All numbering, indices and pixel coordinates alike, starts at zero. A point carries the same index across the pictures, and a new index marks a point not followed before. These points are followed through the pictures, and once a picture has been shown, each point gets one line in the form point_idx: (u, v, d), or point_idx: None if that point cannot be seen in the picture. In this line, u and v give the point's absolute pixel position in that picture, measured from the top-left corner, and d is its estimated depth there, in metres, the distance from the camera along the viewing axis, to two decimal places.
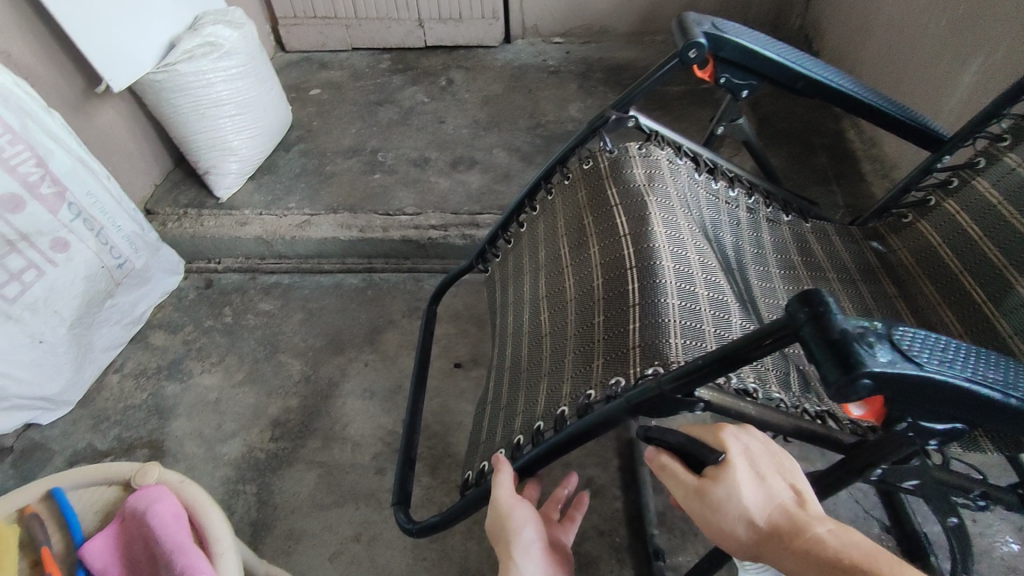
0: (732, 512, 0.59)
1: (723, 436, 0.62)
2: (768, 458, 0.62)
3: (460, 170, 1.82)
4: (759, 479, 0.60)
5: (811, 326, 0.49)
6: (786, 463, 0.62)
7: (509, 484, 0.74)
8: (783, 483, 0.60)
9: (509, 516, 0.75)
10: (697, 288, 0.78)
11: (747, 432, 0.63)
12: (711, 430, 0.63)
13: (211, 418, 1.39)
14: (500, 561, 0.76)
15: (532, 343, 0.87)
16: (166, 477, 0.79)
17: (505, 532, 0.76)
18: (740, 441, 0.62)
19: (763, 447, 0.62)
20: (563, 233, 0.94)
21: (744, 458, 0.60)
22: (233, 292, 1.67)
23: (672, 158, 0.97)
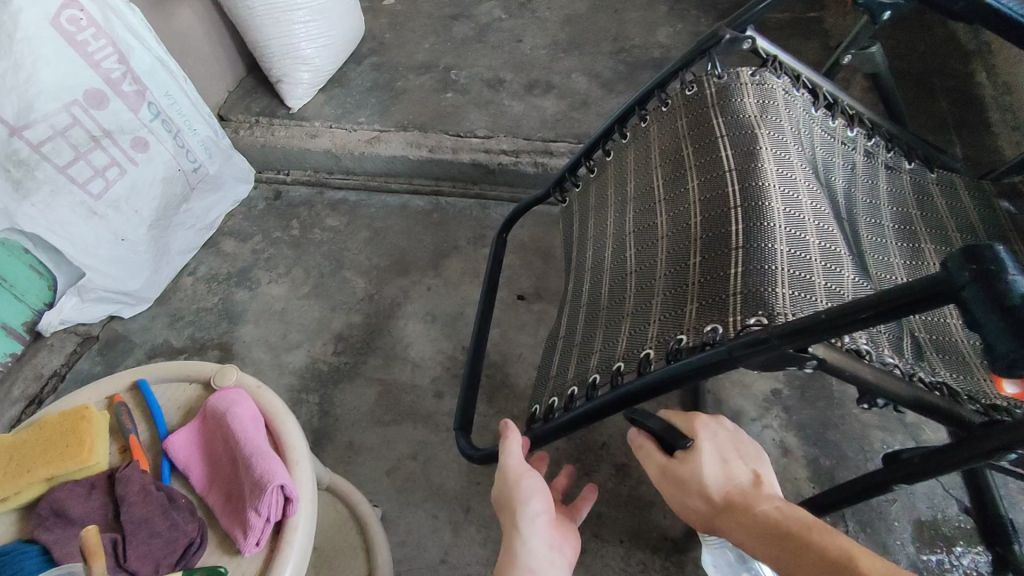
0: (694, 489, 0.67)
1: (695, 423, 0.70)
2: (733, 444, 0.70)
3: (536, 94, 1.72)
4: (722, 462, 0.68)
5: (978, 288, 0.44)
6: (749, 450, 0.71)
7: (516, 447, 0.77)
8: (744, 466, 0.69)
9: (515, 480, 0.74)
10: (808, 235, 0.70)
11: (717, 422, 0.71)
12: (686, 417, 0.72)
13: (278, 327, 1.43)
14: (503, 531, 0.72)
15: (614, 281, 0.82)
16: (244, 382, 0.77)
17: (511, 501, 0.73)
18: (708, 427, 0.70)
19: (728, 434, 0.71)
20: (657, 164, 0.87)
21: (710, 442, 0.69)
22: (301, 206, 1.68)
23: (788, 88, 0.86)
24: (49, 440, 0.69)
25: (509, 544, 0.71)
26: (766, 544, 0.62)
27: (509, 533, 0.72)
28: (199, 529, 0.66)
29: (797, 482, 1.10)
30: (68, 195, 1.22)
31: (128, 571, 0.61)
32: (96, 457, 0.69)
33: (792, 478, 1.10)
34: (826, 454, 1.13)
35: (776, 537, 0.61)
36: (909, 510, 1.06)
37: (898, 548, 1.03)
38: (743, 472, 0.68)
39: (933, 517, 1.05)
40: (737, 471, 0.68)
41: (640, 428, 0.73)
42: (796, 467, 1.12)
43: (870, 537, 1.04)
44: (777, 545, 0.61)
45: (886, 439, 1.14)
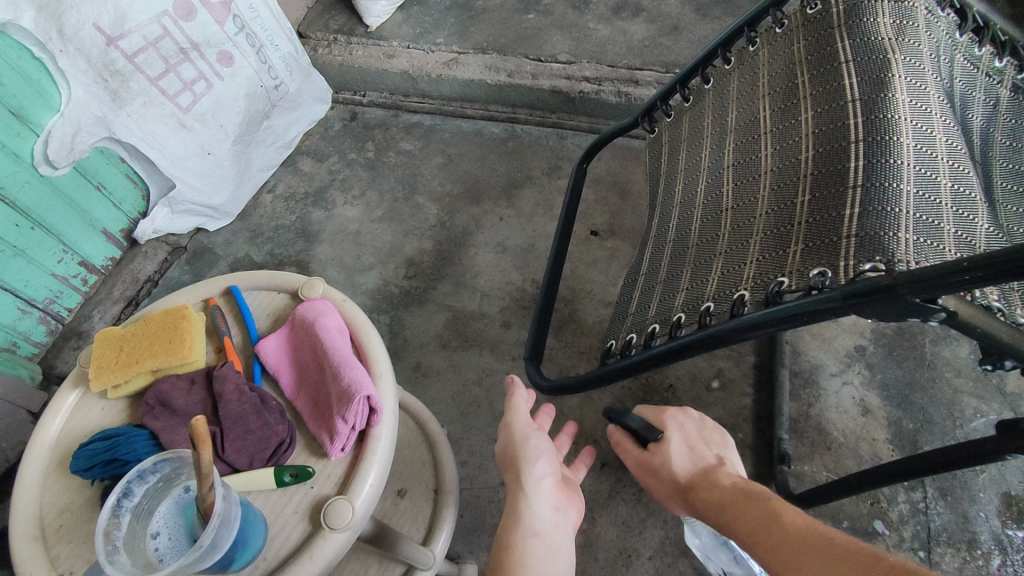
0: (666, 477, 0.73)
1: (665, 417, 0.77)
2: (698, 433, 0.76)
3: (623, 17, 1.60)
4: (689, 448, 0.74)
5: None
6: (715, 438, 0.75)
7: (524, 406, 0.75)
8: (710, 452, 0.73)
9: (520, 439, 0.72)
10: (939, 177, 0.63)
11: (684, 416, 0.77)
12: (657, 412, 0.78)
13: (352, 249, 1.46)
14: (508, 494, 0.69)
15: (706, 218, 0.77)
16: (330, 295, 0.79)
17: (514, 461, 0.71)
18: (676, 422, 0.76)
19: (690, 423, 0.76)
20: (765, 93, 0.79)
21: (677, 434, 0.75)
22: (376, 128, 1.67)
23: (931, 7, 0.75)
24: (152, 335, 0.73)
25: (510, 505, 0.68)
26: (716, 512, 0.65)
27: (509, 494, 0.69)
28: (289, 430, 0.70)
29: (875, 443, 1.05)
30: (159, 107, 1.25)
31: (225, 461, 0.67)
32: (195, 355, 0.73)
33: (870, 439, 1.05)
34: (911, 417, 1.07)
35: (723, 504, 0.64)
36: (997, 483, 1.00)
37: (980, 520, 0.98)
38: (708, 456, 0.73)
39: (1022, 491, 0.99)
40: (703, 457, 0.73)
41: (619, 425, 0.80)
42: (876, 427, 1.06)
43: (950, 506, 0.99)
44: (723, 512, 0.64)
45: (978, 407, 1.07)
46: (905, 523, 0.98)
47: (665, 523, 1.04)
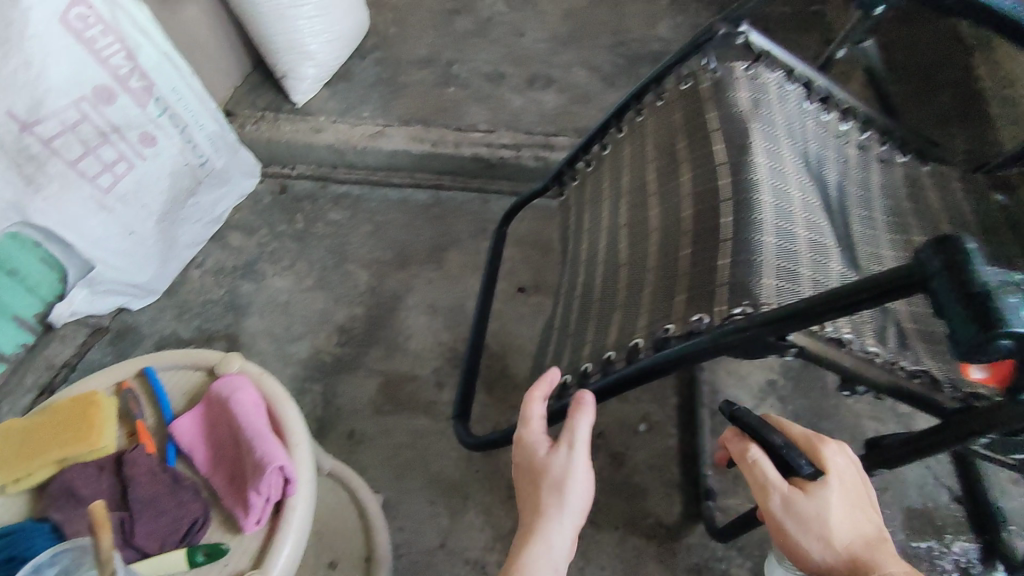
0: (815, 527, 0.70)
1: (823, 453, 0.72)
2: (858, 488, 0.72)
3: (536, 88, 1.73)
4: (850, 509, 0.71)
5: (945, 277, 0.43)
6: (868, 495, 0.74)
7: (536, 426, 0.74)
8: (864, 517, 0.72)
9: (563, 477, 0.69)
10: (796, 228, 0.72)
11: (846, 466, 0.73)
12: (811, 445, 0.74)
13: (282, 319, 1.46)
14: (530, 526, 0.68)
15: (607, 273, 0.84)
16: (246, 368, 0.79)
17: (549, 496, 0.68)
18: (838, 470, 0.72)
19: (858, 472, 0.73)
20: (651, 157, 0.87)
21: (837, 478, 0.71)
22: (305, 200, 1.70)
23: (782, 82, 0.87)
24: (58, 425, 0.72)
25: (531, 540, 0.67)
26: None
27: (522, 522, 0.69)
28: (203, 509, 0.70)
29: None
30: (78, 190, 1.25)
31: (134, 548, 0.66)
32: (104, 440, 0.72)
33: None
34: None
35: None
36: (900, 499, 1.07)
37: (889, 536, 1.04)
38: (865, 524, 0.71)
39: (923, 505, 1.07)
40: (861, 522, 0.71)
41: (758, 437, 0.75)
42: None
43: None
44: None
45: (877, 428, 1.16)
46: None
47: (602, 569, 1.05)
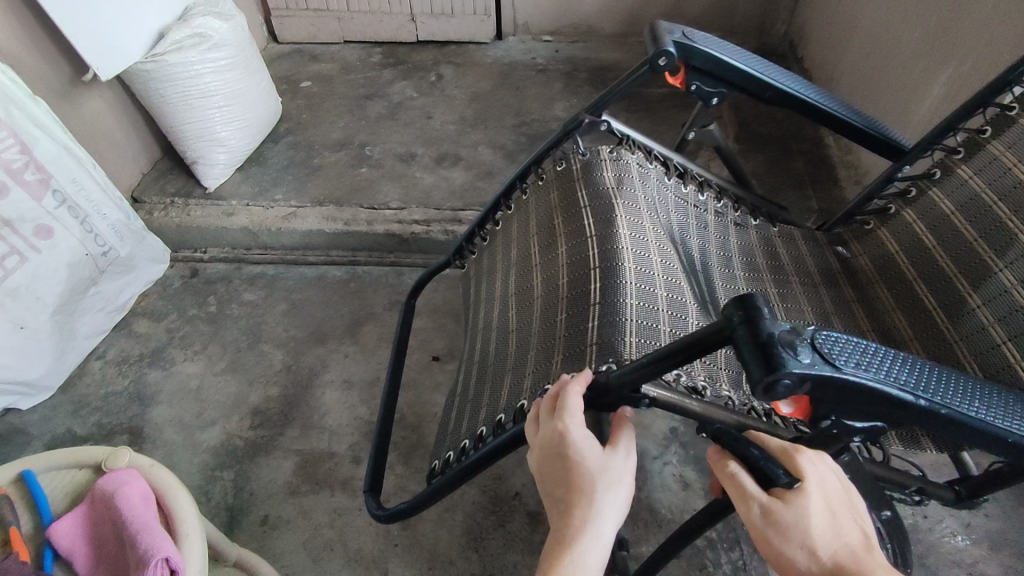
0: (796, 539, 0.56)
1: (798, 458, 0.58)
2: (842, 494, 0.58)
3: (445, 166, 1.84)
4: (833, 517, 0.57)
5: (744, 328, 0.52)
6: (857, 504, 0.59)
7: (581, 423, 0.63)
8: (855, 525, 0.57)
9: (615, 471, 0.62)
10: (656, 289, 0.81)
11: (828, 467, 0.59)
12: (785, 453, 0.59)
13: (191, 406, 1.42)
14: (575, 516, 0.60)
15: (499, 339, 0.90)
16: (136, 462, 0.84)
17: (596, 490, 0.61)
18: (819, 473, 0.58)
19: (840, 480, 0.59)
20: (534, 232, 0.96)
21: (818, 488, 0.57)
22: (218, 282, 1.69)
23: (641, 162, 1.00)
24: None
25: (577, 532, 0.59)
26: None
27: (563, 528, 0.60)
28: None
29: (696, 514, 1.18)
30: None
31: None
32: None
33: (691, 510, 1.18)
34: None
35: None
36: None
37: None
38: (853, 533, 0.57)
39: None
40: (849, 532, 0.57)
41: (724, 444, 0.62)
42: (695, 499, 1.20)
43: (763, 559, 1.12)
44: None
45: None
46: None
47: None
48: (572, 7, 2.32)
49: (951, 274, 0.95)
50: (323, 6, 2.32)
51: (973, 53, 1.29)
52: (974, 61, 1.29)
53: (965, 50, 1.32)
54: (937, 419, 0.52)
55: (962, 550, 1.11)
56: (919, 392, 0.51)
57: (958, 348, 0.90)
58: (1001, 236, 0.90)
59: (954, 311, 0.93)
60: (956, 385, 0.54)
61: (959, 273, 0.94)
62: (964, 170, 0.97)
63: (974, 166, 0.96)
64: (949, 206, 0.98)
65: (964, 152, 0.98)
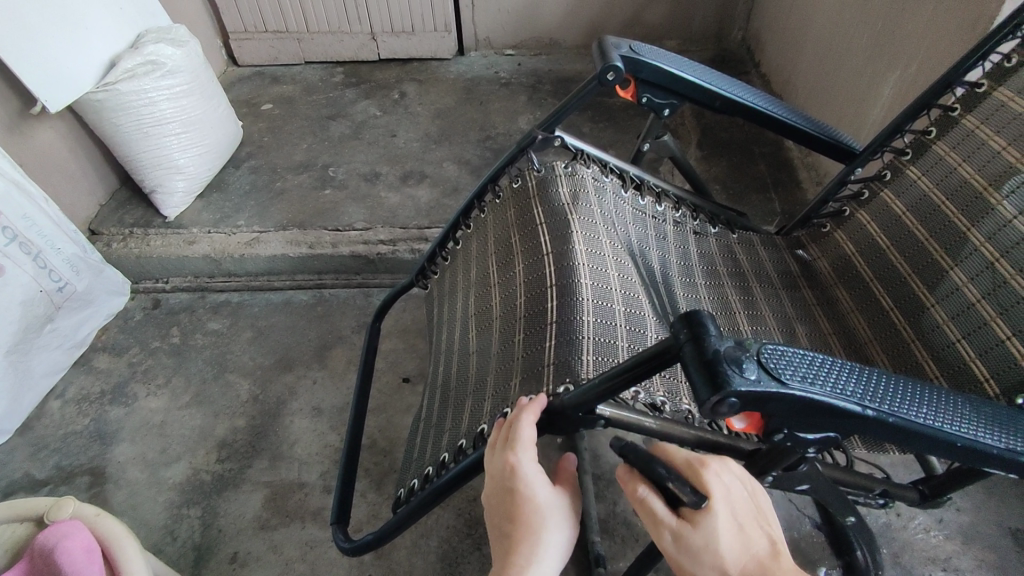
0: (706, 558, 0.60)
1: (705, 475, 0.60)
2: (746, 504, 0.61)
3: (410, 184, 1.83)
4: (739, 530, 0.61)
5: (690, 346, 0.51)
6: (761, 507, 0.63)
7: (534, 458, 0.64)
8: (757, 534, 0.61)
9: (559, 508, 0.66)
10: (614, 304, 0.81)
11: (732, 481, 0.61)
12: (692, 470, 0.61)
13: (156, 442, 1.38)
14: (517, 555, 0.64)
15: (460, 361, 0.89)
16: (81, 512, 0.84)
17: (541, 527, 0.64)
18: (723, 490, 0.60)
19: (744, 488, 0.62)
20: (492, 251, 0.96)
21: (725, 503, 0.60)
22: (181, 312, 1.65)
23: (597, 176, 1.00)
24: None
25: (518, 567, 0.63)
26: None
27: (510, 564, 0.64)
28: None
29: None
30: None
31: None
32: None
33: None
34: None
35: None
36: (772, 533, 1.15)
37: None
38: (757, 541, 0.61)
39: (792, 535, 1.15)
40: (753, 540, 0.61)
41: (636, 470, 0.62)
42: None
43: None
44: None
45: None
46: None
47: None
48: (533, 21, 2.33)
49: (906, 274, 0.96)
50: (282, 27, 2.30)
51: (917, 57, 1.33)
52: (919, 63, 1.32)
53: (910, 54, 1.36)
54: (886, 428, 0.52)
55: (935, 545, 1.11)
56: (866, 402, 0.51)
57: (916, 347, 0.91)
58: (951, 234, 0.91)
59: (910, 310, 0.95)
60: (904, 391, 0.54)
61: (914, 273, 0.95)
62: (913, 170, 0.99)
63: (922, 166, 0.98)
64: (901, 206, 1.00)
65: (912, 153, 0.99)
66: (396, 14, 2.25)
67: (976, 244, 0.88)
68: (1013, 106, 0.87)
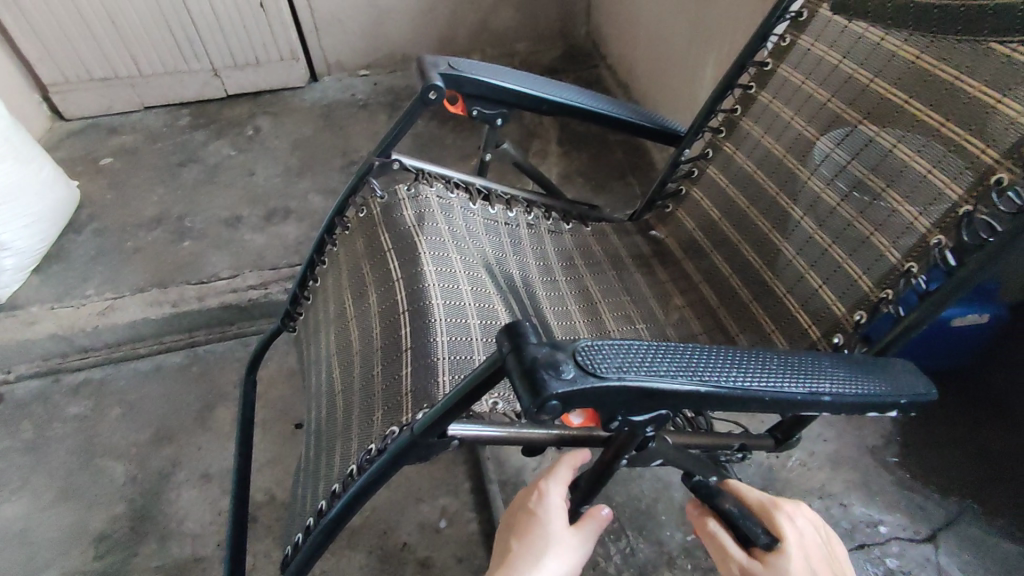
0: None
1: (777, 516, 0.74)
2: (817, 545, 0.74)
3: (275, 222, 1.76)
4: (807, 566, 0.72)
5: (513, 357, 0.53)
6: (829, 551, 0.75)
7: (560, 492, 0.76)
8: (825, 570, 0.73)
9: (563, 539, 0.73)
10: (468, 319, 0.82)
11: (798, 521, 0.75)
12: (767, 512, 0.75)
13: (20, 552, 1.24)
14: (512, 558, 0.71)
15: (329, 402, 0.86)
16: None
17: (539, 541, 0.72)
18: (791, 528, 0.74)
19: (815, 529, 0.76)
20: (347, 283, 0.94)
21: (794, 541, 0.73)
22: (33, 401, 1.49)
23: (442, 193, 1.01)
24: None
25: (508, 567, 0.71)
26: None
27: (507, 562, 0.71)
28: None
29: None
30: None
31: None
32: None
33: None
34: None
35: None
36: (671, 503, 1.22)
37: (670, 538, 1.17)
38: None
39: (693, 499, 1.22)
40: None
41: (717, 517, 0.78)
42: None
43: (648, 539, 1.17)
44: None
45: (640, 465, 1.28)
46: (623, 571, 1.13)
47: None
48: (382, 39, 2.32)
49: (738, 241, 1.05)
50: (109, 74, 2.13)
51: (727, 40, 1.46)
52: (729, 46, 1.46)
53: (720, 38, 1.49)
54: (702, 398, 0.56)
55: (811, 477, 1.22)
56: (678, 378, 0.55)
57: (755, 307, 0.99)
58: (767, 201, 1.01)
59: (746, 273, 1.03)
60: (716, 360, 0.59)
61: (744, 239, 1.04)
62: (728, 146, 1.08)
63: (736, 140, 1.06)
64: (725, 179, 1.08)
65: (725, 131, 1.08)
66: (235, 47, 2.15)
67: (786, 208, 0.98)
68: (794, 80, 0.97)
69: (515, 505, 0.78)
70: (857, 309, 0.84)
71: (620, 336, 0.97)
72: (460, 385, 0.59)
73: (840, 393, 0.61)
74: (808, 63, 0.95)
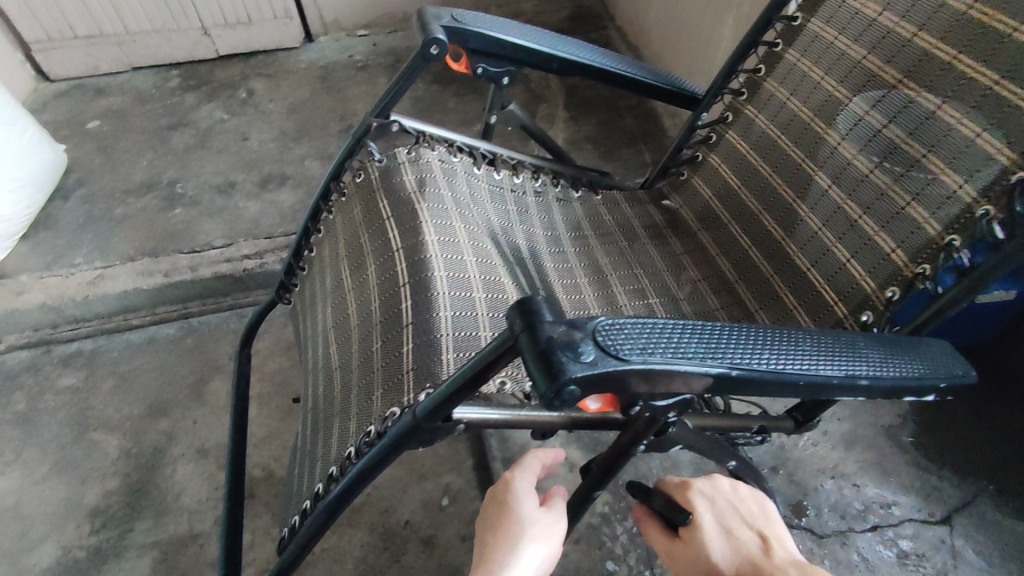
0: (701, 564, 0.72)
1: (689, 493, 0.75)
2: (734, 509, 0.74)
3: (270, 189, 1.70)
4: (726, 534, 0.72)
5: (526, 337, 0.47)
6: (752, 513, 0.74)
7: (527, 480, 0.73)
8: (748, 532, 0.72)
9: (538, 524, 0.70)
10: (473, 292, 0.77)
11: (712, 491, 0.75)
12: (679, 491, 0.76)
13: (13, 526, 1.21)
14: (489, 549, 0.67)
15: (326, 379, 0.82)
16: None
17: (516, 529, 0.69)
18: (701, 500, 0.75)
19: (732, 495, 0.75)
20: (344, 254, 0.88)
21: (709, 513, 0.74)
22: (23, 373, 1.44)
23: (444, 157, 0.95)
24: None
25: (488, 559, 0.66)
26: None
27: (487, 557, 0.67)
28: None
29: None
30: None
31: None
32: None
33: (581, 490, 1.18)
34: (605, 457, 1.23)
35: None
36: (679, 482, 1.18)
37: None
38: (748, 538, 0.71)
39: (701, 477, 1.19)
40: (741, 539, 0.71)
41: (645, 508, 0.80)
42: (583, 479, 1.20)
43: None
44: None
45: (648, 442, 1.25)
46: (630, 551, 1.10)
47: None
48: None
49: (758, 211, 0.99)
50: (94, 32, 2.03)
51: None
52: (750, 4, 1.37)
53: None
54: (732, 381, 0.51)
55: (823, 456, 1.19)
56: (707, 359, 0.50)
57: (775, 281, 0.94)
58: (791, 168, 0.95)
59: (767, 244, 0.97)
60: (746, 340, 0.54)
61: (765, 209, 0.98)
62: (750, 109, 1.01)
63: (758, 103, 0.99)
64: (745, 144, 1.02)
65: (747, 93, 1.01)
66: (226, 4, 2.05)
67: (812, 175, 0.92)
68: (826, 36, 0.90)
69: (484, 501, 0.74)
70: (889, 284, 0.79)
71: (633, 311, 0.92)
72: (466, 366, 0.54)
73: (878, 375, 0.57)
74: (842, 17, 0.88)
